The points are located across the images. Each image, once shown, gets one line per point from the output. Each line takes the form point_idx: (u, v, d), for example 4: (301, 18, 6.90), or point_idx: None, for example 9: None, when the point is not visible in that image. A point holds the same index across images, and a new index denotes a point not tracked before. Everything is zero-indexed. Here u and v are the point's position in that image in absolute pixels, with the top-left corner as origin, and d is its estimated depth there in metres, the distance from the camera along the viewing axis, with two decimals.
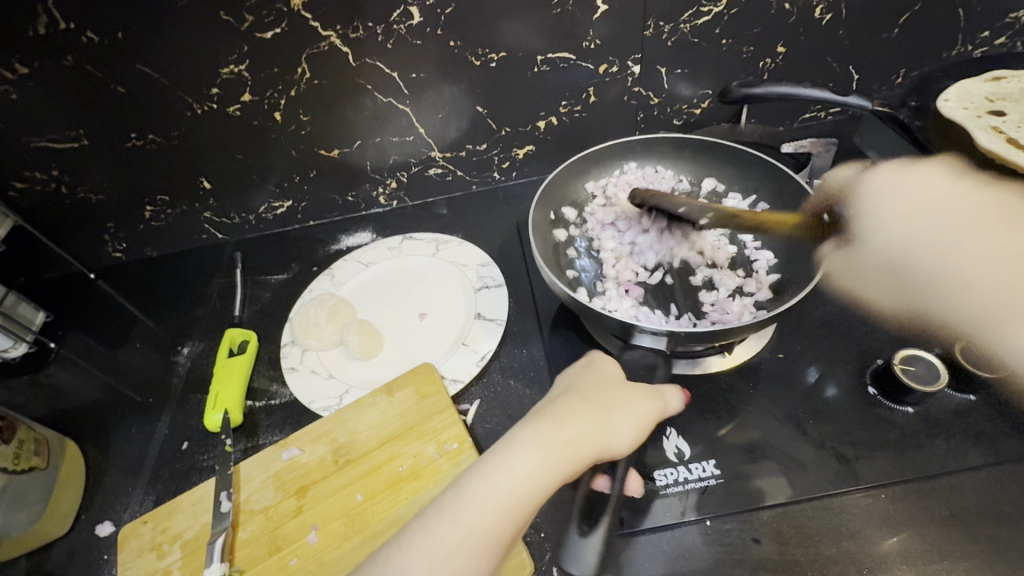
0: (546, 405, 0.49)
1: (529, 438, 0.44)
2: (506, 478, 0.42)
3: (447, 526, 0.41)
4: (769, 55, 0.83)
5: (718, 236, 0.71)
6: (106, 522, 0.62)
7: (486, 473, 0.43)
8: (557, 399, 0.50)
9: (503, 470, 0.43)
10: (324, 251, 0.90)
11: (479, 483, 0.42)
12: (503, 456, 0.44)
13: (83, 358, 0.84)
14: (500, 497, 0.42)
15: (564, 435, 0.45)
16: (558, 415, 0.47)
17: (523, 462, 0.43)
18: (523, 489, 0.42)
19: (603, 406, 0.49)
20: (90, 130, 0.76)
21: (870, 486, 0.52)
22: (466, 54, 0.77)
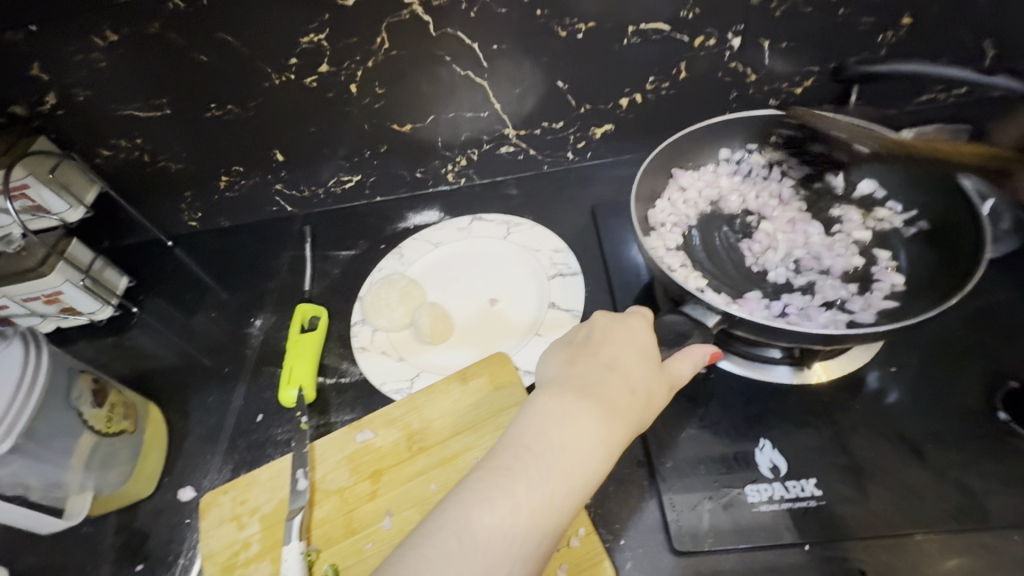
0: (599, 380, 0.40)
1: (595, 433, 0.37)
2: (577, 480, 0.36)
3: (519, 529, 0.34)
4: (892, 27, 0.73)
5: (846, 244, 0.61)
6: (187, 487, 0.64)
7: (552, 470, 0.36)
8: (607, 376, 0.41)
9: (575, 470, 0.36)
10: (391, 228, 0.89)
11: (549, 481, 0.35)
12: (570, 452, 0.37)
13: (162, 323, 0.87)
14: (569, 502, 0.36)
15: (623, 428, 0.39)
16: (616, 404, 0.39)
17: (588, 461, 0.37)
18: (586, 490, 0.37)
19: (653, 389, 0.41)
20: (172, 99, 0.76)
21: (1002, 525, 0.46)
22: (552, 24, 0.72)
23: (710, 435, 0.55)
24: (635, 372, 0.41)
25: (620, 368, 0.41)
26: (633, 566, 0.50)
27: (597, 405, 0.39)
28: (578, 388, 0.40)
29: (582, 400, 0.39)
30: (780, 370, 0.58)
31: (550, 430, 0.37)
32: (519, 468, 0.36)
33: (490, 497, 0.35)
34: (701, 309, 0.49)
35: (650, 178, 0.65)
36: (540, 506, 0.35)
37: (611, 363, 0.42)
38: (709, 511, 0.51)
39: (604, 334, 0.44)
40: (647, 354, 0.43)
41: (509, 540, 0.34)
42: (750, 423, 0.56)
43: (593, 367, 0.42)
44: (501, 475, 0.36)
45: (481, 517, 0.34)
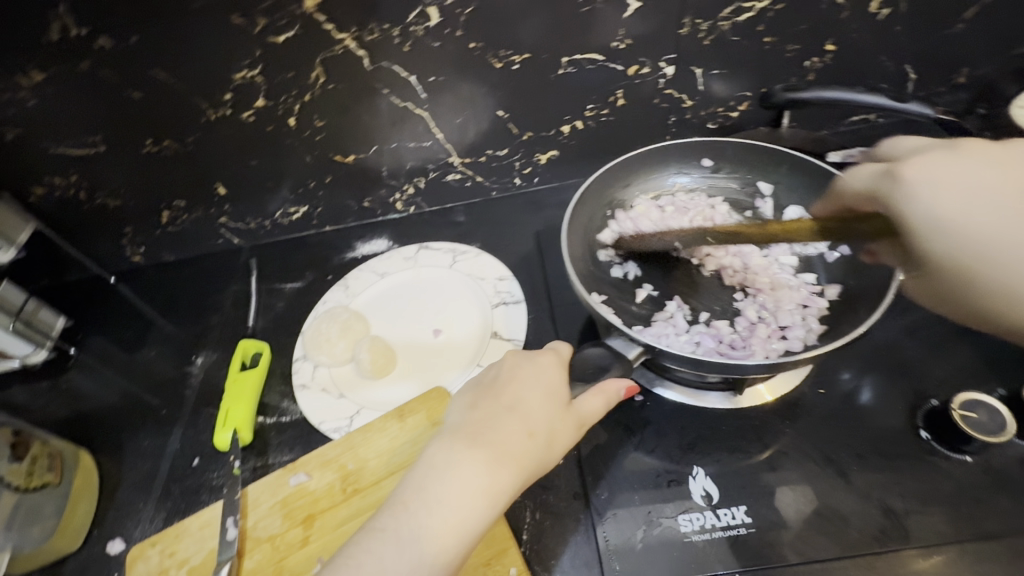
0: (493, 426, 0.39)
1: (479, 483, 0.37)
2: (457, 535, 0.36)
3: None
4: (816, 54, 0.76)
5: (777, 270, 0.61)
6: (117, 539, 0.62)
7: (429, 527, 0.36)
8: (502, 421, 0.40)
9: (453, 524, 0.36)
10: (339, 258, 0.88)
11: (424, 538, 0.35)
12: (451, 505, 0.36)
13: (102, 363, 0.84)
14: (448, 557, 0.35)
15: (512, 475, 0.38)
16: (508, 451, 0.38)
17: (470, 513, 0.36)
18: (468, 544, 0.36)
19: (550, 429, 0.40)
20: (105, 136, 0.75)
21: (922, 546, 0.47)
22: (487, 56, 0.73)
23: (645, 464, 0.56)
24: (534, 413, 0.40)
25: (519, 411, 0.40)
26: None
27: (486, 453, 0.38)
28: (471, 436, 0.39)
29: (472, 448, 0.39)
30: (714, 396, 0.59)
31: (432, 483, 0.37)
32: (395, 526, 0.36)
33: (365, 558, 0.35)
34: (623, 342, 0.50)
35: (586, 205, 0.66)
36: (415, 564, 0.35)
37: (511, 405, 0.41)
38: (642, 543, 0.51)
39: (509, 374, 0.43)
40: (552, 393, 0.42)
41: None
42: (684, 450, 0.56)
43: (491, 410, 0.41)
44: (377, 534, 0.36)
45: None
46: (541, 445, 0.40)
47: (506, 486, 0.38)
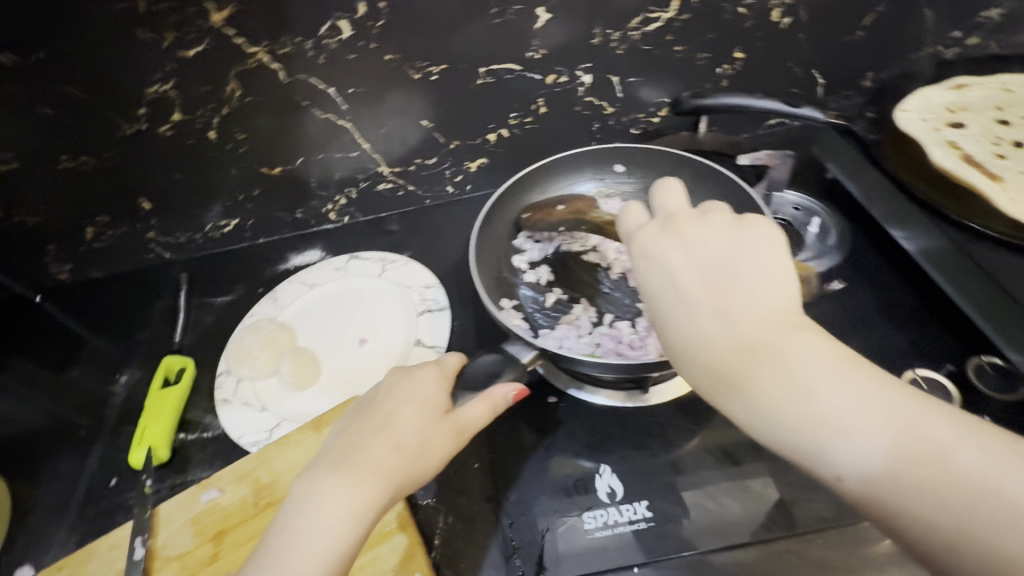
0: (358, 447, 0.40)
1: (340, 506, 0.37)
2: (318, 561, 0.36)
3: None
4: (726, 61, 0.79)
5: None
6: (27, 565, 0.60)
7: (292, 554, 0.36)
8: (368, 441, 0.41)
9: (313, 550, 0.36)
10: (271, 270, 0.88)
11: (283, 570, 0.35)
12: (313, 531, 0.37)
13: (24, 385, 0.82)
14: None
15: (377, 494, 0.38)
16: (373, 467, 0.39)
17: (333, 534, 0.37)
18: (333, 567, 0.36)
19: (422, 440, 0.42)
20: (16, 153, 0.73)
21: (806, 530, 0.50)
22: (405, 68, 0.74)
23: (554, 464, 0.57)
24: (405, 427, 0.42)
25: (387, 427, 0.42)
26: None
27: (348, 475, 0.39)
28: (336, 459, 0.40)
29: (334, 472, 0.39)
30: (621, 397, 0.61)
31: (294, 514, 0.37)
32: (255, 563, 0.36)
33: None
34: (518, 347, 0.51)
35: (499, 216, 0.70)
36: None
37: (381, 423, 0.42)
38: (547, 541, 0.52)
39: (384, 394, 0.44)
40: (426, 406, 0.43)
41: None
42: (592, 449, 0.58)
43: (361, 434, 0.42)
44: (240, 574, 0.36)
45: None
46: (413, 456, 0.41)
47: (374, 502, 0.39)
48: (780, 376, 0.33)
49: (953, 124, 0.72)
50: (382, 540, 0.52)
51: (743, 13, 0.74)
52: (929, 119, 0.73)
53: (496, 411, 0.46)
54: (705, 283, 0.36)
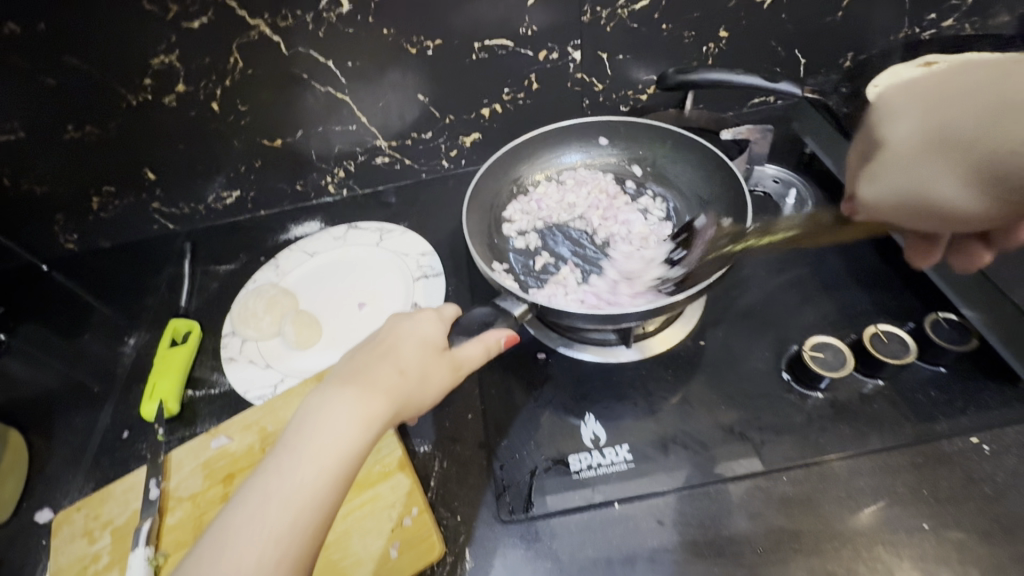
0: (365, 368, 0.43)
1: (352, 414, 0.40)
2: (333, 459, 0.38)
3: (272, 516, 0.36)
4: (712, 39, 0.82)
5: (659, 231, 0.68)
6: (45, 509, 0.64)
7: (306, 453, 0.38)
8: (374, 363, 0.44)
9: (328, 448, 0.39)
10: (273, 241, 0.91)
11: (300, 466, 0.38)
12: (327, 435, 0.39)
13: (35, 349, 0.85)
14: (328, 480, 0.38)
15: (384, 407, 0.42)
16: (379, 383, 0.42)
17: (345, 437, 0.39)
18: (347, 467, 0.39)
19: (421, 369, 0.45)
20: (25, 122, 0.75)
21: (772, 469, 0.54)
22: (401, 42, 0.77)
23: (542, 414, 0.61)
24: (406, 355, 0.45)
25: (391, 354, 0.45)
26: (466, 539, 0.54)
27: (358, 389, 0.42)
28: (345, 377, 0.43)
29: (345, 386, 0.42)
30: (604, 351, 0.65)
31: (307, 420, 0.40)
32: (273, 461, 0.38)
33: (246, 495, 0.37)
34: (511, 301, 0.54)
35: (491, 184, 0.73)
36: (296, 491, 0.37)
37: (385, 352, 0.45)
38: (535, 481, 0.56)
39: (387, 331, 0.47)
40: (425, 341, 0.47)
41: (256, 530, 0.36)
42: (578, 400, 0.62)
43: (366, 360, 0.45)
44: (259, 472, 0.38)
45: (237, 516, 0.36)
46: (414, 381, 0.44)
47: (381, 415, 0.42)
48: (916, 118, 0.43)
49: None
50: (381, 479, 0.56)
51: None
52: None
53: (489, 352, 0.49)
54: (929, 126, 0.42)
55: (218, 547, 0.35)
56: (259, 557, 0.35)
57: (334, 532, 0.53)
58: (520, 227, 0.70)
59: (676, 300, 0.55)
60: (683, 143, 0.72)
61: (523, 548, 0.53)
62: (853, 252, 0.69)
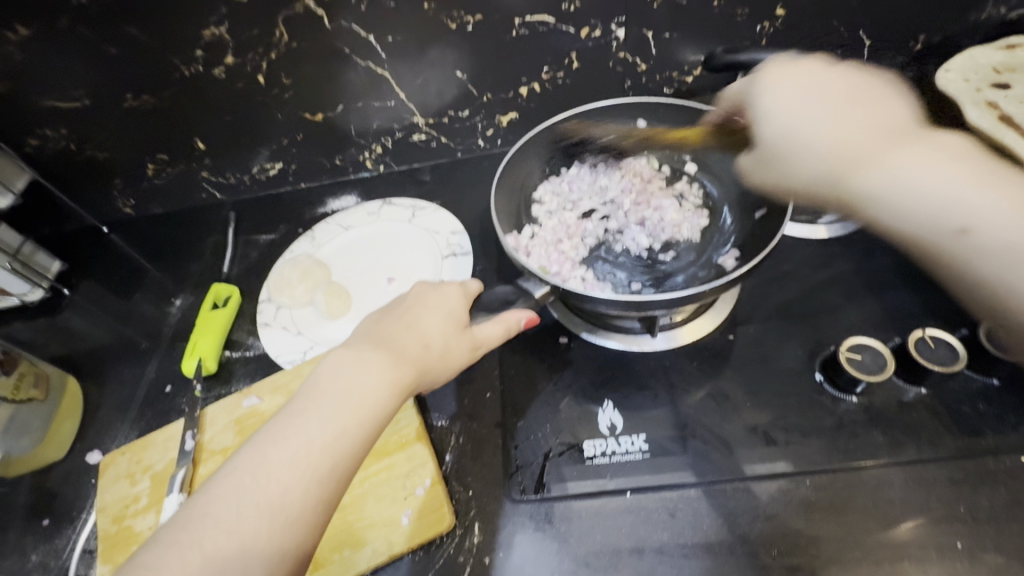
0: (393, 335, 0.43)
1: (383, 374, 0.39)
2: (370, 414, 0.38)
3: (311, 457, 0.35)
4: (767, 18, 0.78)
5: (693, 216, 0.67)
6: (95, 451, 0.69)
7: (342, 403, 0.37)
8: (398, 332, 0.43)
9: (363, 403, 0.38)
10: (310, 213, 0.94)
11: (340, 413, 0.36)
12: (361, 391, 0.38)
13: (94, 304, 0.92)
14: (365, 431, 0.37)
15: (412, 373, 0.41)
16: (404, 352, 0.42)
17: (378, 395, 0.38)
18: (378, 423, 0.38)
19: (444, 343, 0.45)
20: (89, 90, 0.80)
21: (795, 472, 0.52)
22: (441, 17, 0.76)
23: (559, 397, 0.61)
24: (429, 329, 0.44)
25: (416, 326, 0.44)
26: (476, 513, 0.55)
27: (388, 353, 0.41)
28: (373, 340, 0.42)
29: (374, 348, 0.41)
30: (628, 339, 0.64)
31: (341, 374, 0.39)
32: (311, 406, 0.37)
33: (283, 433, 0.35)
34: (533, 283, 0.54)
35: (522, 164, 0.72)
36: (335, 437, 0.36)
37: (411, 322, 0.44)
38: (548, 464, 0.56)
39: (410, 302, 0.47)
40: (449, 316, 0.46)
41: (295, 469, 0.34)
42: (597, 386, 0.61)
43: (391, 327, 0.44)
44: (294, 414, 0.36)
45: (275, 452, 0.35)
46: (436, 356, 0.44)
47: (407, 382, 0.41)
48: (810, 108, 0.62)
49: (998, 85, 0.72)
50: (398, 449, 0.58)
51: None
52: (970, 79, 0.73)
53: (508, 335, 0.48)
54: (864, 131, 0.59)
55: (255, 479, 0.33)
56: (300, 497, 0.34)
57: (351, 495, 0.55)
58: (547, 209, 0.70)
59: (706, 291, 0.54)
60: (725, 128, 0.69)
61: (532, 528, 0.53)
62: (905, 252, 0.65)
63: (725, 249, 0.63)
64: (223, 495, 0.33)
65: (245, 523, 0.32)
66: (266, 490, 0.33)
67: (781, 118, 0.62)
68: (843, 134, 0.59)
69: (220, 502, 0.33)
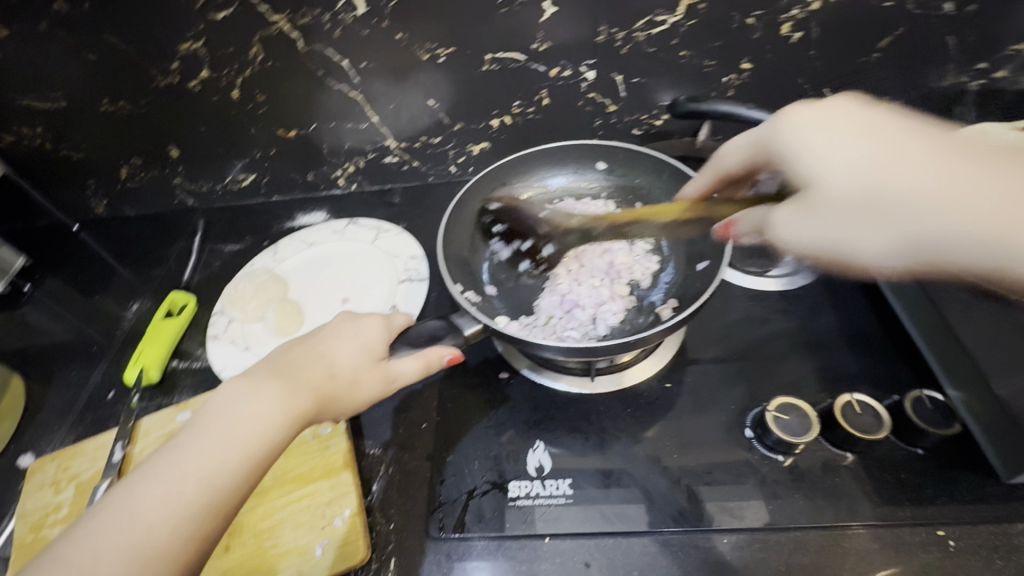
0: (298, 364, 0.43)
1: (277, 407, 0.39)
2: (256, 447, 0.37)
3: (186, 491, 0.35)
4: (733, 71, 0.80)
5: (639, 261, 0.68)
6: (28, 454, 0.69)
7: (229, 437, 0.37)
8: (305, 363, 0.43)
9: (251, 437, 0.37)
10: (278, 226, 0.94)
11: (223, 445, 0.36)
12: (250, 424, 0.38)
13: (53, 301, 0.92)
14: (250, 467, 0.37)
15: (309, 404, 0.41)
16: (307, 383, 0.42)
17: (270, 428, 0.38)
18: (267, 456, 0.38)
19: (353, 374, 0.44)
20: (66, 93, 0.81)
21: (712, 529, 0.52)
22: (414, 48, 0.78)
23: (493, 434, 0.61)
24: (339, 359, 0.44)
25: (324, 356, 0.44)
26: (393, 548, 0.54)
27: (287, 383, 0.41)
28: (276, 370, 0.42)
29: (274, 379, 0.41)
30: (570, 379, 0.64)
31: (232, 407, 0.38)
32: (194, 440, 0.36)
33: (162, 467, 0.35)
34: (465, 319, 0.54)
35: (479, 196, 0.73)
36: (213, 470, 0.36)
37: (320, 353, 0.44)
38: (471, 501, 0.56)
39: (326, 332, 0.47)
40: (362, 348, 0.46)
41: (167, 504, 0.34)
42: (531, 425, 0.61)
43: (299, 356, 0.44)
44: (176, 448, 0.36)
45: (149, 487, 0.34)
46: (342, 387, 0.44)
47: (305, 414, 0.41)
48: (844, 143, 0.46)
49: None
50: (324, 476, 0.57)
51: (752, 23, 0.74)
52: None
53: (427, 372, 0.48)
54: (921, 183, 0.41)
55: (123, 518, 0.33)
56: (171, 534, 0.33)
57: (270, 520, 0.55)
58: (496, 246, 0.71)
59: (645, 336, 0.54)
60: (678, 175, 0.70)
61: (447, 567, 0.53)
62: (848, 312, 0.66)
63: (666, 297, 0.65)
64: (89, 535, 0.32)
65: (106, 566, 0.31)
66: (133, 527, 0.33)
67: (816, 153, 0.47)
68: (881, 187, 0.43)
69: (83, 543, 0.32)
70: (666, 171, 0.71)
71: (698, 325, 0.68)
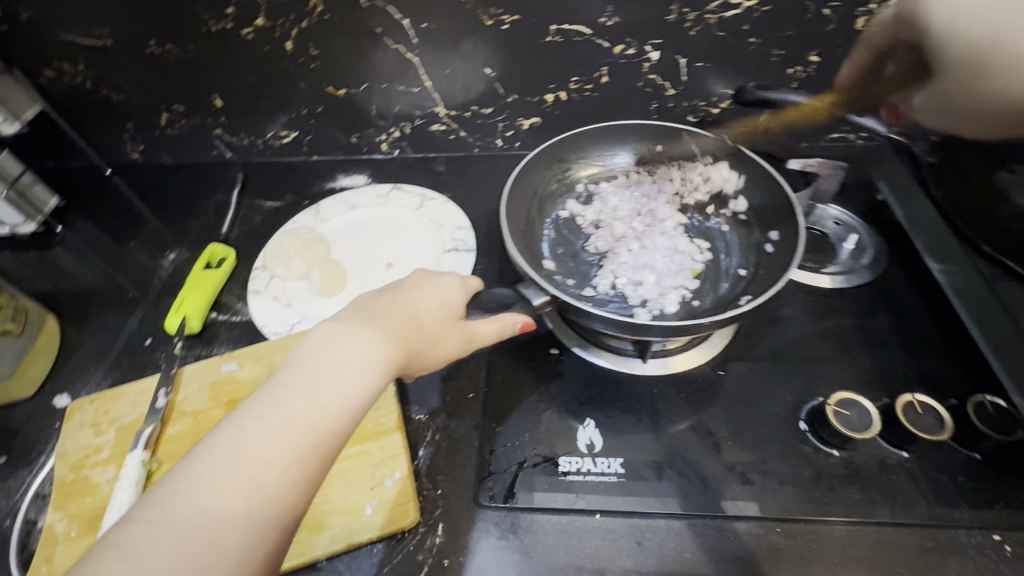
0: (387, 313, 0.42)
1: (373, 353, 0.39)
2: (355, 392, 0.37)
3: (293, 434, 0.34)
4: (800, 62, 0.78)
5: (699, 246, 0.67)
6: (64, 395, 0.68)
7: (329, 382, 0.36)
8: (393, 315, 0.42)
9: (350, 383, 0.37)
10: (319, 187, 0.93)
11: (324, 388, 0.36)
12: (348, 369, 0.37)
13: (86, 245, 0.90)
14: (349, 414, 0.36)
15: (401, 353, 0.41)
16: (397, 332, 0.41)
17: (364, 376, 0.38)
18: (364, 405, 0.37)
19: (437, 329, 0.44)
20: (114, 30, 0.79)
21: (767, 517, 0.52)
22: (478, 12, 0.76)
23: (543, 408, 0.60)
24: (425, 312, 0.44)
25: (410, 309, 0.43)
26: (441, 513, 0.54)
27: (378, 331, 0.40)
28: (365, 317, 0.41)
29: (367, 326, 0.40)
30: (621, 360, 0.63)
31: (328, 349, 0.38)
32: (294, 382, 0.36)
33: (264, 409, 0.34)
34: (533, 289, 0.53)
35: (537, 170, 0.72)
36: (318, 413, 0.35)
37: (404, 305, 0.44)
38: (520, 474, 0.56)
39: (406, 288, 0.46)
40: (446, 305, 0.46)
41: (276, 446, 0.33)
42: (581, 403, 0.60)
43: (385, 306, 0.43)
44: (278, 389, 0.35)
45: (257, 429, 0.33)
46: (429, 340, 0.44)
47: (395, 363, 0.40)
48: None
49: None
50: (373, 437, 0.57)
51: (828, 14, 0.72)
52: None
53: (502, 335, 0.48)
54: None
55: (231, 458, 0.32)
56: (280, 475, 0.33)
57: None
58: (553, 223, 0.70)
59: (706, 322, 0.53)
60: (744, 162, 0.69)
61: (495, 535, 0.52)
62: (905, 314, 0.65)
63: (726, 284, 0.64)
64: (199, 473, 0.32)
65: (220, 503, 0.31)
66: (245, 468, 0.32)
67: None
68: None
69: (192, 479, 0.31)
70: (730, 157, 0.70)
71: (751, 317, 0.67)
